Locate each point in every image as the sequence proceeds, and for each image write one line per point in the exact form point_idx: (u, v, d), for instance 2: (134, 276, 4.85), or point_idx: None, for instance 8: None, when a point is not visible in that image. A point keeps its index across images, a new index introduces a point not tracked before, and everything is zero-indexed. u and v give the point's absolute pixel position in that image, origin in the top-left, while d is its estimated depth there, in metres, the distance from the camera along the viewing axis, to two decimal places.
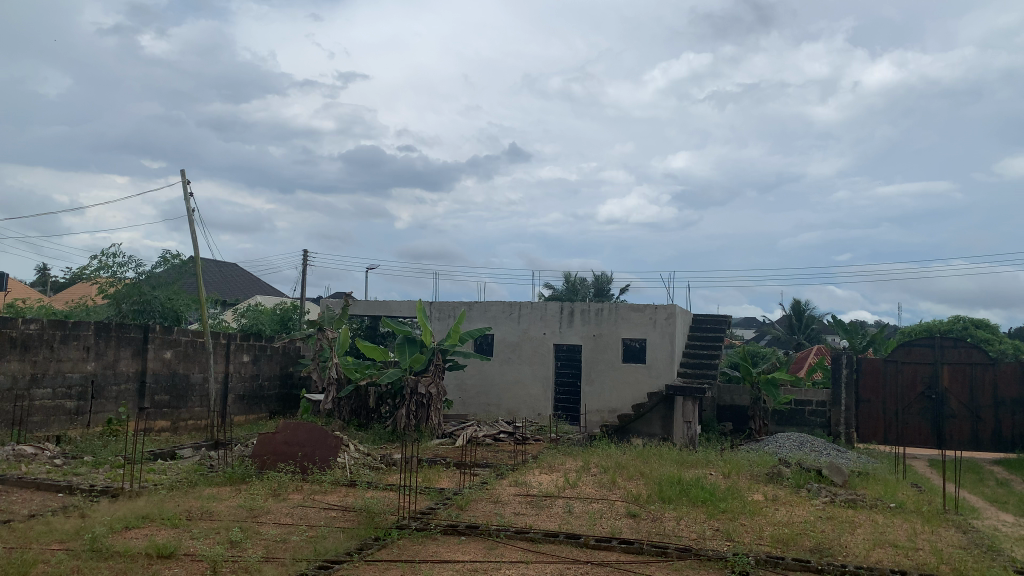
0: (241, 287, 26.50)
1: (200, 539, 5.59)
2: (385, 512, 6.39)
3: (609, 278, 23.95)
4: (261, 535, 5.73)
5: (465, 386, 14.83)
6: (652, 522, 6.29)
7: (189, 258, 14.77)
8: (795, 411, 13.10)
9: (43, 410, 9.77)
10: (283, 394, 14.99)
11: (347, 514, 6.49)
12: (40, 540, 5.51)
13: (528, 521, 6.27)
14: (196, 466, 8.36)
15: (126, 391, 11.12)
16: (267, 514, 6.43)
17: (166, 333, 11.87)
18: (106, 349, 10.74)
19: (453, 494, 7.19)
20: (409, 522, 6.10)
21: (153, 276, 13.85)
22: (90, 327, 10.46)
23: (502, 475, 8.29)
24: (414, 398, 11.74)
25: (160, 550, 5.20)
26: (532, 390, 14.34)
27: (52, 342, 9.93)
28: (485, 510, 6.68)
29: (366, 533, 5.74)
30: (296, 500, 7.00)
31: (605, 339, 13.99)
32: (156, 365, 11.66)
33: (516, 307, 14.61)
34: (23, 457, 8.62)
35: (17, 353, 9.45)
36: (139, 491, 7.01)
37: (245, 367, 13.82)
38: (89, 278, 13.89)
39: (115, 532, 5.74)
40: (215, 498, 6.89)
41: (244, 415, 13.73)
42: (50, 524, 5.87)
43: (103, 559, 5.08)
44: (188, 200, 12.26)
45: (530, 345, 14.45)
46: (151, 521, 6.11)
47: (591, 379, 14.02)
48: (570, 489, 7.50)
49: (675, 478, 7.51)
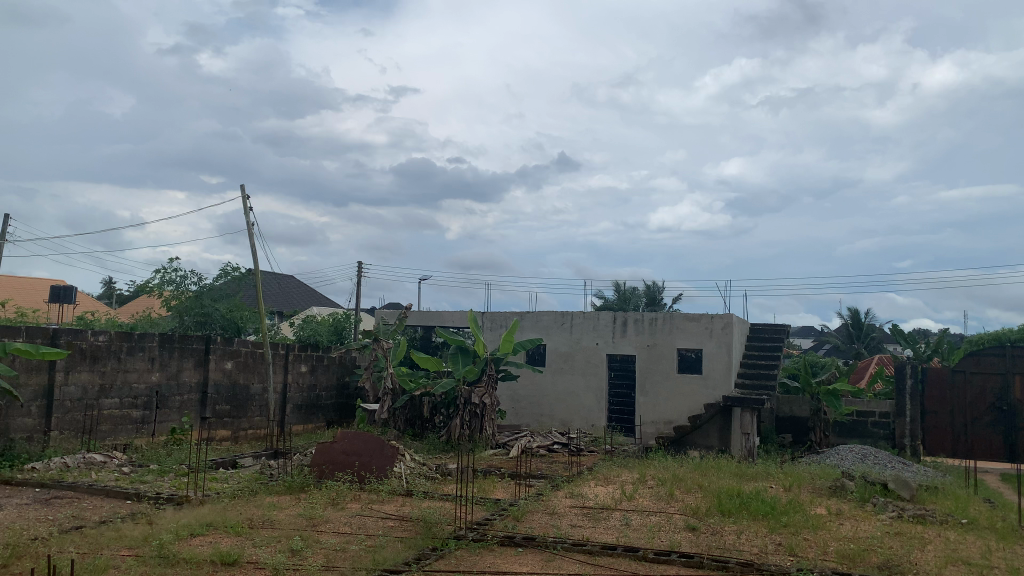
0: (298, 299, 26.98)
1: (262, 547, 5.69)
2: (442, 522, 6.42)
3: (661, 286, 23.72)
4: (321, 544, 5.80)
5: (518, 396, 14.82)
6: (712, 535, 6.18)
7: (248, 270, 15.09)
8: (857, 422, 12.78)
9: (111, 419, 10.09)
10: (340, 404, 15.19)
11: (404, 524, 6.54)
12: (111, 546, 5.68)
13: (585, 534, 6.22)
14: (257, 475, 8.53)
15: (189, 402, 11.41)
16: (326, 523, 6.50)
17: (226, 344, 12.16)
18: (170, 360, 11.05)
19: (508, 505, 7.17)
20: (465, 533, 6.10)
21: (214, 288, 14.20)
22: (155, 339, 10.78)
23: (557, 486, 8.26)
24: (467, 408, 11.78)
25: (224, 557, 5.31)
26: (585, 401, 14.26)
27: (119, 353, 10.25)
28: (542, 521, 6.66)
29: (423, 543, 5.77)
30: (354, 509, 7.08)
31: (659, 350, 13.84)
32: (217, 375, 11.94)
33: (568, 317, 14.56)
34: (93, 465, 8.91)
35: (87, 364, 9.79)
36: (203, 500, 7.18)
37: (302, 377, 14.06)
38: (153, 291, 14.31)
39: (181, 538, 5.89)
40: (276, 507, 7.01)
41: (302, 425, 13.97)
42: (120, 530, 6.04)
43: (171, 565, 5.20)
44: (248, 213, 12.57)
45: (582, 355, 14.38)
46: (215, 529, 6.24)
47: (645, 390, 13.87)
48: (626, 502, 7.41)
49: (734, 491, 7.36)
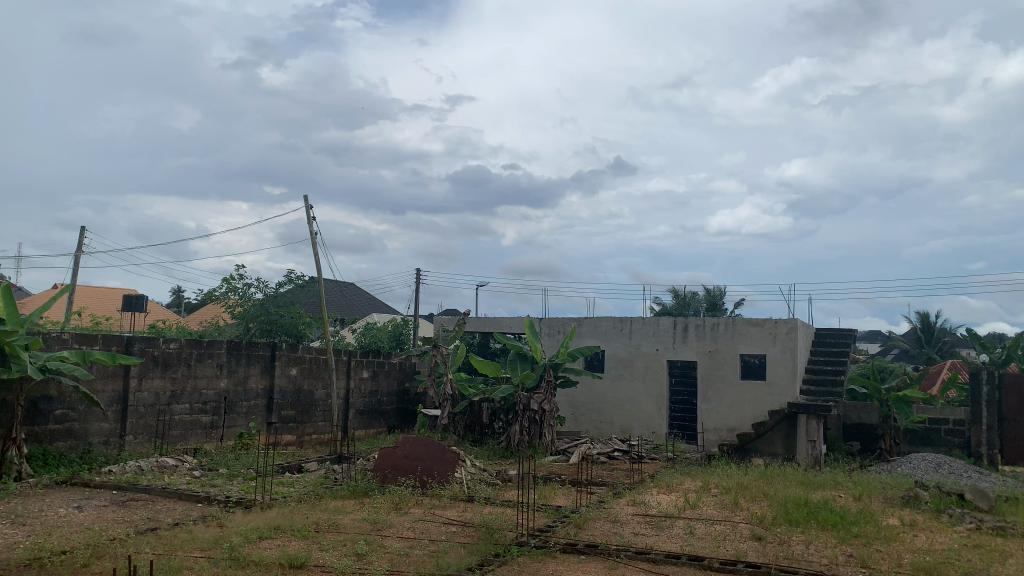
0: (359, 307, 27.44)
1: (329, 550, 5.78)
2: (505, 528, 6.43)
3: (722, 291, 23.36)
4: (386, 548, 5.88)
5: (577, 403, 14.76)
6: (780, 545, 6.04)
7: (311, 277, 15.40)
8: (930, 430, 12.34)
9: (182, 424, 10.41)
10: (400, 409, 15.37)
11: (466, 530, 6.57)
12: (184, 547, 5.85)
13: (648, 542, 6.16)
14: (322, 480, 8.68)
15: (255, 407, 11.70)
16: (390, 527, 6.57)
17: (291, 350, 12.43)
18: (237, 367, 11.34)
19: (570, 512, 7.15)
20: (528, 539, 6.10)
21: (278, 296, 14.53)
22: (223, 346, 11.09)
23: (619, 493, 8.20)
24: (527, 414, 11.78)
25: (292, 560, 5.42)
26: (645, 408, 14.12)
27: (189, 360, 10.57)
28: (604, 529, 6.61)
29: (486, 548, 5.79)
30: (417, 514, 7.15)
31: (721, 356, 13.62)
32: (282, 381, 12.21)
33: (627, 322, 14.46)
34: (165, 468, 9.21)
35: (159, 371, 10.12)
36: (270, 503, 7.35)
37: (364, 383, 14.27)
38: (220, 299, 14.73)
39: (251, 541, 6.02)
40: (341, 511, 7.14)
41: (364, 429, 14.18)
42: (193, 532, 6.23)
43: (241, 568, 5.33)
44: (311, 223, 12.85)
45: (642, 361, 14.25)
46: (283, 532, 6.38)
47: (707, 397, 13.65)
48: (690, 510, 7.31)
49: (801, 500, 7.18)
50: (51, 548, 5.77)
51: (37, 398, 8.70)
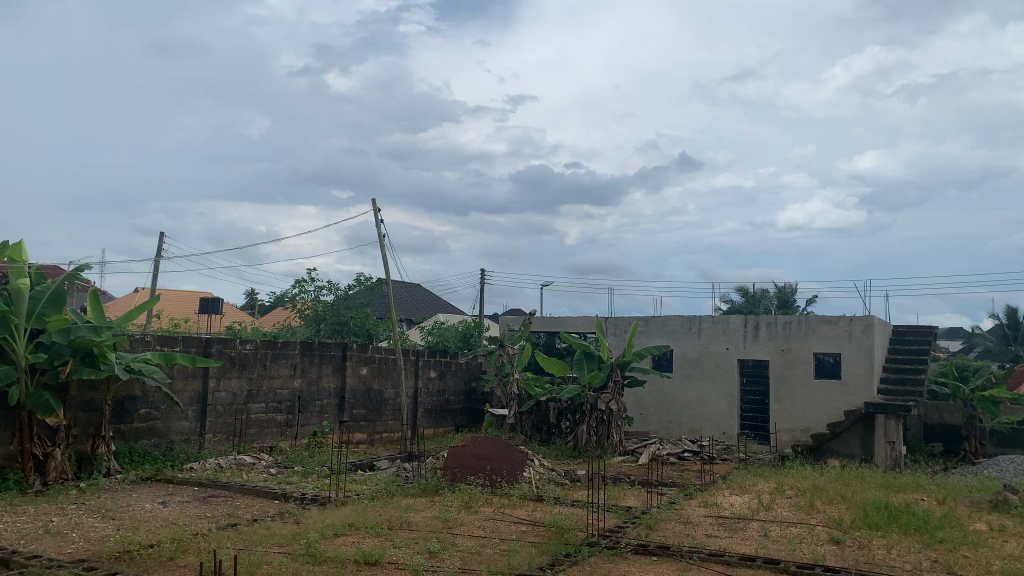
0: (426, 307, 27.74)
1: (402, 548, 5.88)
2: (575, 528, 6.41)
3: (794, 288, 22.80)
4: (457, 547, 5.93)
5: (645, 403, 14.62)
6: (859, 549, 5.86)
7: (379, 279, 15.66)
8: (1018, 431, 11.93)
9: (259, 422, 10.74)
10: (468, 408, 15.50)
11: (537, 529, 6.58)
12: (263, 543, 6.03)
13: (722, 544, 6.06)
14: (393, 478, 8.81)
15: (328, 406, 11.98)
16: (461, 526, 6.64)
17: (362, 351, 12.66)
18: (310, 367, 11.62)
19: (641, 513, 7.09)
20: (598, 540, 6.08)
21: (348, 298, 14.82)
22: (296, 346, 11.38)
23: (690, 494, 8.09)
24: (594, 414, 11.73)
25: (367, 557, 5.53)
26: (716, 408, 13.89)
27: (265, 361, 10.89)
28: (676, 530, 6.54)
29: (557, 548, 5.79)
30: (486, 513, 7.20)
31: (795, 355, 13.30)
32: (353, 381, 12.45)
33: (695, 321, 14.25)
34: (243, 466, 9.51)
35: (235, 371, 10.44)
36: (344, 501, 7.50)
37: (432, 382, 14.44)
38: (292, 301, 15.10)
39: (327, 538, 6.17)
40: (412, 509, 7.24)
41: (433, 428, 14.36)
42: (271, 528, 6.41)
43: (318, 563, 5.46)
44: (379, 225, 13.08)
45: (712, 361, 14.03)
46: (357, 529, 6.50)
47: (780, 397, 13.33)
48: (764, 512, 7.16)
49: (881, 503, 6.96)
50: (140, 541, 6.02)
51: (123, 398, 9.09)
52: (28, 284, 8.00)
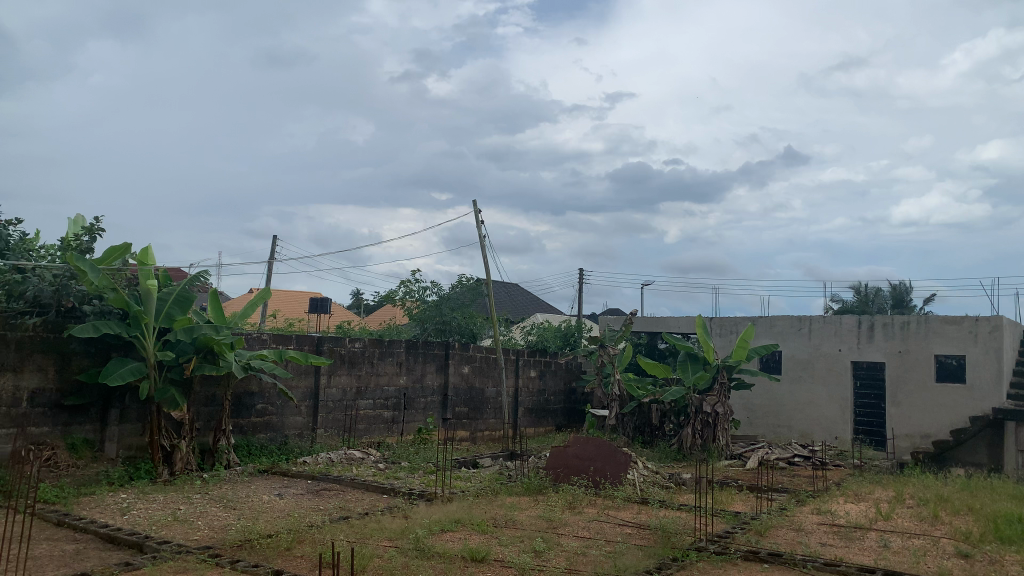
0: (524, 308, 27.89)
1: (508, 546, 5.93)
2: (682, 532, 6.31)
3: (910, 287, 21.65)
4: (563, 547, 5.94)
5: (752, 405, 14.24)
6: (990, 565, 5.51)
7: (481, 279, 15.84)
8: None
9: (367, 418, 11.09)
10: (568, 408, 15.50)
11: (642, 532, 6.51)
12: (375, 536, 6.21)
13: (838, 554, 5.83)
14: (497, 476, 8.91)
15: (432, 403, 12.23)
16: (565, 526, 6.64)
17: (464, 349, 12.85)
18: (415, 365, 11.89)
19: (750, 519, 6.90)
20: (707, 545, 5.96)
21: (451, 298, 15.06)
22: (402, 345, 11.67)
23: (802, 501, 7.81)
24: (699, 417, 11.48)
25: (474, 554, 5.60)
26: (828, 411, 13.38)
27: (372, 359, 11.22)
28: (788, 537, 6.34)
29: (663, 552, 5.71)
30: (591, 514, 7.17)
31: (913, 357, 12.66)
32: (456, 379, 12.65)
33: (806, 321, 13.76)
34: (353, 460, 9.83)
35: (345, 369, 10.81)
36: (450, 497, 7.63)
37: (533, 381, 14.51)
38: (397, 301, 15.48)
39: (434, 533, 6.29)
40: (517, 508, 7.29)
41: (534, 427, 14.43)
42: (381, 522, 6.59)
43: (426, 558, 5.58)
44: (481, 226, 13.25)
45: (823, 362, 13.52)
46: (463, 525, 6.60)
47: (897, 401, 12.71)
48: (882, 522, 6.83)
49: (1014, 516, 6.51)
50: (259, 531, 6.32)
51: (242, 393, 9.56)
52: (156, 285, 8.49)
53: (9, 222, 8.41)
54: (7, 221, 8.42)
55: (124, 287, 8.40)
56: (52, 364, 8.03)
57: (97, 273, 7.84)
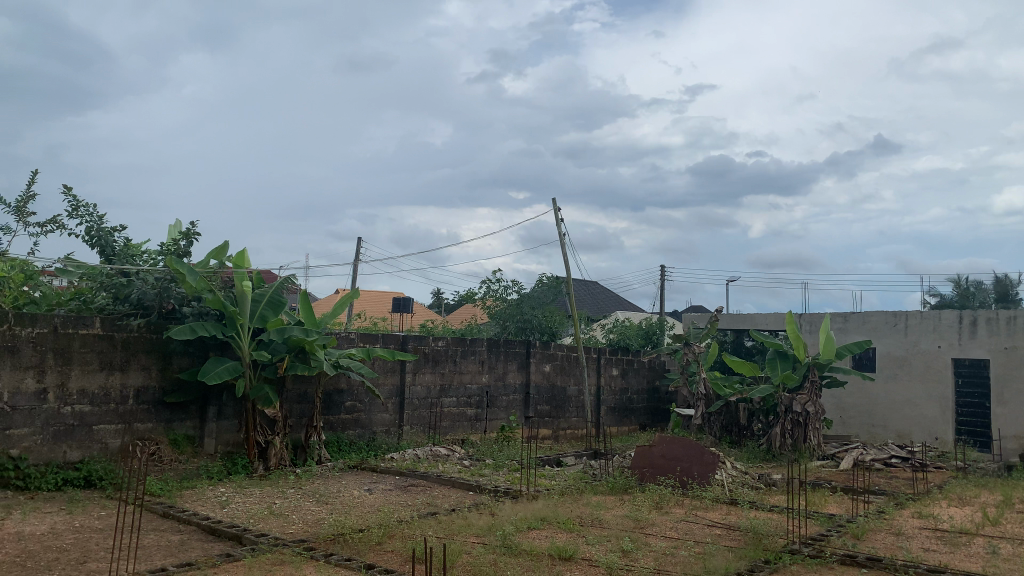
0: (605, 305, 27.72)
1: (595, 545, 5.91)
2: (774, 534, 6.16)
3: (1014, 280, 20.52)
4: (651, 547, 5.88)
5: (844, 404, 13.77)
6: None
7: (562, 277, 15.82)
8: None
9: (451, 416, 11.24)
10: (652, 407, 15.32)
11: (733, 533, 6.38)
12: (462, 532, 6.28)
13: (943, 560, 5.56)
14: (582, 475, 8.88)
15: (514, 401, 12.30)
16: (653, 526, 6.57)
17: (545, 348, 12.87)
18: (497, 363, 11.98)
19: (846, 522, 6.67)
20: (800, 547, 5.79)
21: (531, 296, 15.09)
22: (484, 343, 11.76)
23: (901, 504, 7.50)
24: (789, 416, 11.18)
25: (561, 552, 5.60)
26: (927, 411, 12.82)
27: (455, 357, 11.36)
28: (887, 542, 6.09)
29: (755, 554, 5.59)
30: (679, 514, 7.07)
31: (1021, 354, 11.97)
32: (538, 377, 12.68)
33: (902, 317, 13.19)
34: (439, 457, 9.98)
35: (429, 367, 10.98)
36: (536, 495, 7.65)
37: (615, 380, 14.41)
38: (478, 300, 15.62)
39: (521, 531, 6.32)
40: (602, 507, 7.25)
41: (617, 426, 14.34)
42: (468, 519, 6.66)
43: (514, 555, 5.61)
44: (561, 224, 13.24)
45: (921, 360, 12.94)
46: (549, 523, 6.62)
47: (1003, 400, 12.04)
48: (991, 528, 6.49)
49: None
50: (351, 526, 6.48)
51: (331, 391, 9.84)
52: (250, 287, 8.81)
53: (114, 228, 8.88)
54: (112, 228, 8.90)
55: (220, 290, 8.74)
56: (155, 363, 8.44)
57: (195, 275, 8.19)
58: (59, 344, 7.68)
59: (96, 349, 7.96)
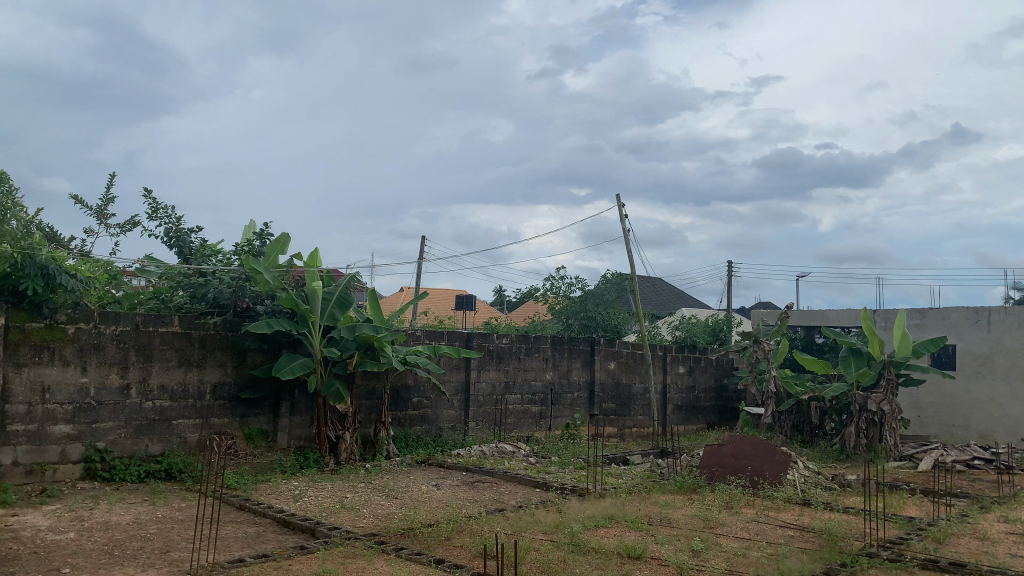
0: (669, 302, 27.41)
1: (664, 544, 5.85)
2: (850, 536, 5.99)
3: None
4: (722, 547, 5.79)
5: (921, 403, 13.31)
6: None
7: (626, 274, 15.70)
8: None
9: (516, 413, 11.28)
10: (719, 405, 15.08)
11: (807, 535, 6.23)
12: (530, 529, 6.31)
13: None
14: (649, 473, 8.81)
15: (579, 399, 12.27)
16: (724, 526, 6.47)
17: (610, 345, 12.80)
18: (561, 360, 11.96)
19: (926, 525, 6.44)
20: (878, 551, 5.62)
21: (595, 293, 15.00)
22: (548, 340, 11.76)
23: (986, 507, 7.21)
24: (863, 415, 10.86)
25: (630, 551, 5.57)
26: (1012, 411, 12.29)
27: (520, 354, 11.38)
28: (971, 546, 5.86)
29: (831, 556, 5.45)
30: (749, 514, 6.95)
31: None
32: (603, 375, 12.62)
33: (984, 312, 12.66)
34: (505, 454, 10.03)
35: (494, 364, 11.04)
36: (603, 493, 7.62)
37: (681, 378, 14.23)
38: (542, 298, 15.61)
39: (589, 529, 6.30)
40: (671, 506, 7.18)
41: (684, 425, 14.16)
42: (536, 516, 6.68)
43: (583, 553, 5.60)
44: (625, 220, 13.13)
45: (1005, 357, 12.41)
46: (617, 521, 6.58)
47: None
48: None
49: None
50: (421, 520, 6.57)
51: (399, 387, 9.99)
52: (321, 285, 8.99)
53: (191, 230, 9.21)
54: (189, 229, 9.22)
55: (292, 288, 8.96)
56: (231, 360, 8.71)
57: (269, 274, 8.43)
58: (140, 342, 8.00)
59: (175, 347, 8.26)
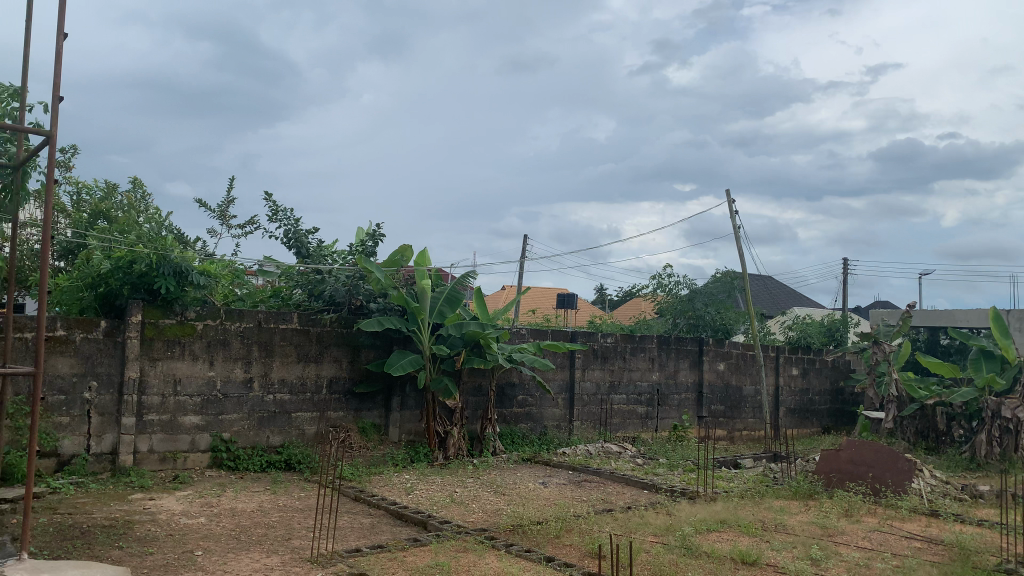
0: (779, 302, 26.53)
1: (781, 551, 5.68)
2: (984, 551, 5.64)
3: None
4: (842, 557, 5.57)
5: None
6: None
7: (736, 272, 15.29)
8: None
9: (621, 413, 11.20)
10: (835, 409, 14.49)
11: (936, 547, 5.90)
12: (640, 530, 6.25)
13: None
14: (761, 477, 8.57)
15: (686, 400, 12.06)
16: (844, 535, 6.22)
17: (719, 346, 12.51)
18: (668, 361, 11.79)
19: None
20: (1017, 567, 5.27)
21: (704, 291, 14.67)
22: (654, 340, 11.60)
23: None
24: (996, 422, 10.18)
25: (744, 556, 5.44)
26: None
27: (625, 353, 11.29)
28: None
29: (963, 571, 5.15)
30: (871, 523, 6.65)
31: None
32: (712, 376, 12.36)
33: None
34: (610, 454, 9.98)
35: (599, 363, 11.00)
36: (714, 496, 7.47)
37: (795, 380, 13.75)
38: (648, 296, 15.40)
39: (701, 532, 6.19)
40: (786, 512, 6.95)
41: (797, 428, 13.68)
42: (646, 518, 6.61)
43: (694, 557, 5.51)
44: (735, 217, 12.80)
45: None
46: (729, 526, 6.43)
47: None
48: None
49: None
50: (530, 518, 6.63)
51: (505, 385, 10.10)
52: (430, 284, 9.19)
53: (308, 231, 9.61)
54: (307, 231, 9.62)
55: (402, 287, 9.20)
56: (345, 356, 9.03)
57: (381, 272, 8.71)
58: (262, 338, 8.40)
59: (294, 343, 8.63)
